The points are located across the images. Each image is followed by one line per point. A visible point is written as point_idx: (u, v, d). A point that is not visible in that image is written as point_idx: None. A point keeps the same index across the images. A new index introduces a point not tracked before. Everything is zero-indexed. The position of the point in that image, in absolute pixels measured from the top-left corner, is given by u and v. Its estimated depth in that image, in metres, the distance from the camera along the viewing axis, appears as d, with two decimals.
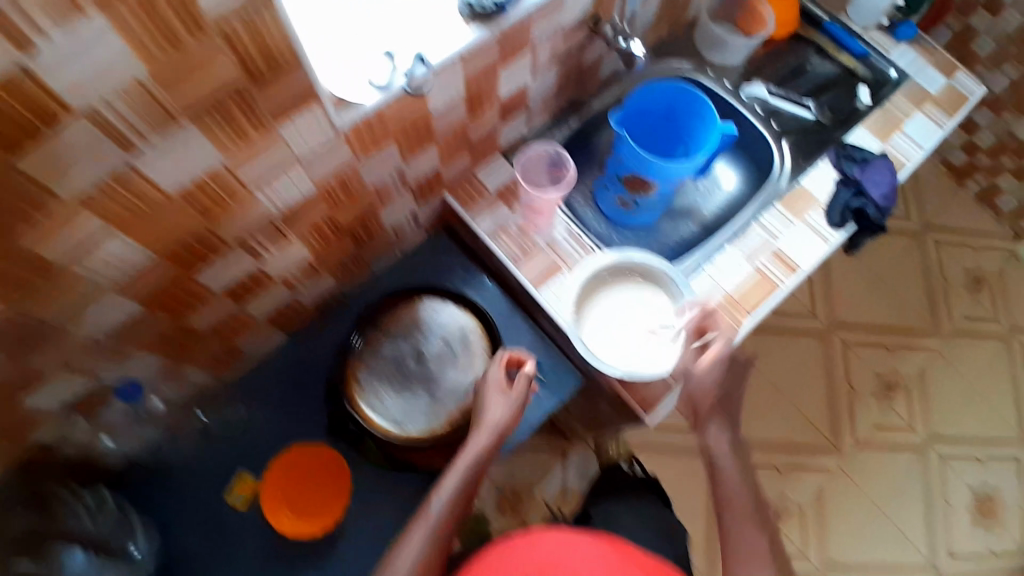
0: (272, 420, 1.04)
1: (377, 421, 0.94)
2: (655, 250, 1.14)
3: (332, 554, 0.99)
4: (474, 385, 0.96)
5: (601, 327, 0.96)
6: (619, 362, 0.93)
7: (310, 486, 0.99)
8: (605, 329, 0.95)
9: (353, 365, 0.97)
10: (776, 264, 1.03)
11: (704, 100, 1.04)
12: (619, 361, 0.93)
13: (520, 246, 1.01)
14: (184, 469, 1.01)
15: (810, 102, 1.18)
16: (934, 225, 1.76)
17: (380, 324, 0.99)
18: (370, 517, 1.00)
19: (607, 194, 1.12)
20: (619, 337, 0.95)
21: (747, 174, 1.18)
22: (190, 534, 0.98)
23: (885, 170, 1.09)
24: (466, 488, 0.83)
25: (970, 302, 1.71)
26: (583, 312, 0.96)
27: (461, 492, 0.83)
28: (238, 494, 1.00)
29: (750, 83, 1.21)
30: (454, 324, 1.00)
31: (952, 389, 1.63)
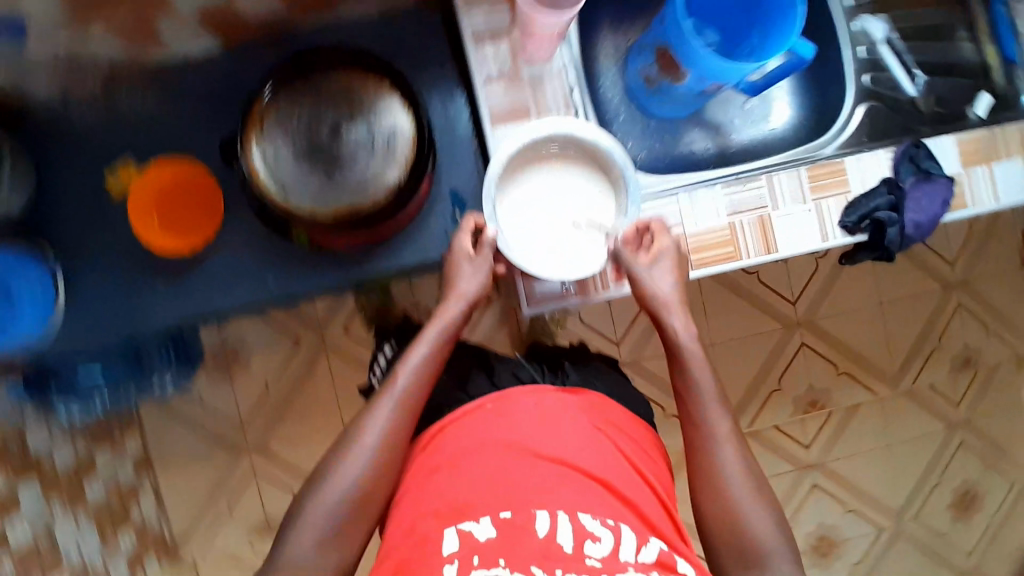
0: (199, 119, 0.96)
1: (260, 177, 0.88)
2: (656, 151, 1.03)
3: (180, 280, 0.93)
4: (378, 189, 0.88)
5: (523, 202, 0.86)
6: (529, 245, 0.85)
7: (187, 205, 0.93)
8: (526, 206, 0.86)
9: (259, 108, 0.89)
10: (753, 231, 0.89)
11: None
12: (528, 246, 0.85)
13: (503, 65, 0.88)
14: (82, 132, 0.94)
15: (917, 76, 1.00)
16: (969, 286, 1.65)
17: (310, 80, 0.91)
18: (231, 266, 0.94)
19: (637, 61, 0.98)
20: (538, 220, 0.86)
21: (803, 119, 1.05)
22: (65, 195, 0.94)
23: (938, 198, 0.91)
24: (436, 359, 0.85)
25: (945, 377, 1.66)
26: (510, 176, 0.86)
27: (429, 364, 0.84)
28: (115, 179, 0.94)
29: (873, 16, 1.02)
30: (386, 117, 0.90)
31: (869, 437, 1.64)
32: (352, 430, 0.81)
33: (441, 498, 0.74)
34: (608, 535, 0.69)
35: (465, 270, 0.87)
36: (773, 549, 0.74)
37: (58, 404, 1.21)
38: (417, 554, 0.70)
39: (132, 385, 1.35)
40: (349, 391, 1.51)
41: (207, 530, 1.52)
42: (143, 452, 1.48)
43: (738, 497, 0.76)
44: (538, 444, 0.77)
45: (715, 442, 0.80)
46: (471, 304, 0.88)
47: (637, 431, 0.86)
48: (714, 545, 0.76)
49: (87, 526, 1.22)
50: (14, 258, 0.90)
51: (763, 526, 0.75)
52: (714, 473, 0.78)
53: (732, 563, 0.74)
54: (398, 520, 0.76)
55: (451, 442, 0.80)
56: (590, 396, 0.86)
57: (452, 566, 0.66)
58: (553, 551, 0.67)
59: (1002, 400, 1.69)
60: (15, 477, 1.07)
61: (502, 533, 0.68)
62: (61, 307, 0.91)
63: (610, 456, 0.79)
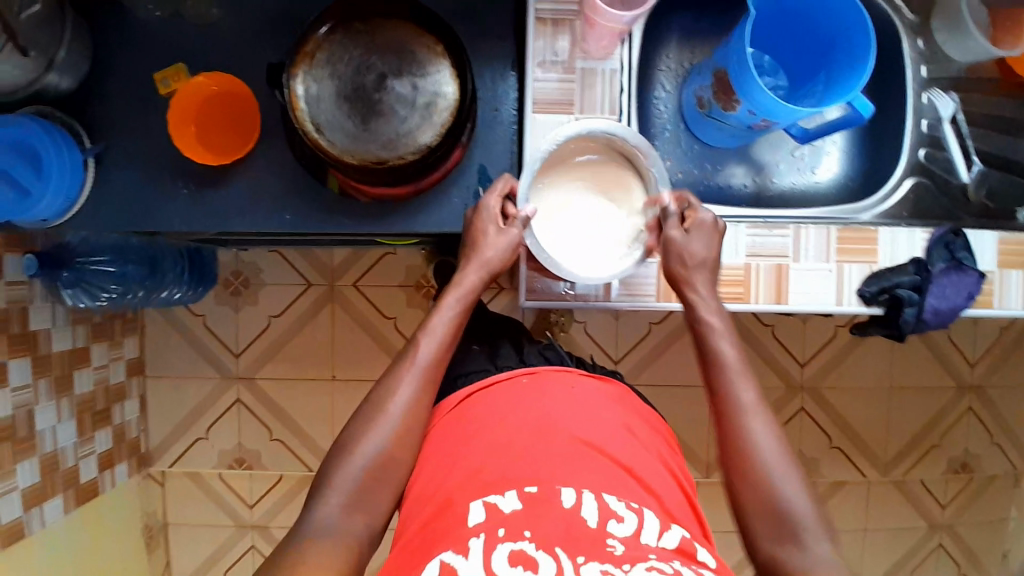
0: (257, 40, 0.96)
1: (299, 110, 0.89)
2: (692, 175, 1.01)
3: (206, 191, 0.96)
4: (411, 149, 0.90)
5: (561, 189, 0.89)
6: (549, 228, 0.88)
7: (226, 123, 0.96)
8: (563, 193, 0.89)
9: (312, 41, 0.90)
10: (767, 278, 0.88)
11: (869, 34, 0.81)
12: (549, 229, 0.88)
13: (561, 53, 0.90)
14: (143, 25, 0.95)
15: (976, 165, 0.95)
16: (983, 391, 1.60)
17: (367, 25, 0.91)
18: (255, 188, 0.96)
19: (694, 82, 0.97)
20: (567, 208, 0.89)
21: (849, 180, 1.01)
22: (113, 82, 0.96)
23: (965, 288, 0.89)
24: (458, 325, 0.81)
25: (938, 477, 1.61)
26: (556, 161, 0.89)
27: (452, 329, 0.80)
28: (165, 80, 0.94)
29: (943, 92, 0.97)
30: (432, 79, 0.91)
31: (846, 515, 1.60)
32: (372, 399, 0.76)
33: (470, 469, 0.69)
34: (633, 517, 0.64)
35: (488, 230, 0.84)
36: (811, 528, 0.65)
37: (65, 292, 1.25)
38: (441, 522, 0.65)
39: (141, 291, 1.34)
40: (344, 344, 1.53)
41: (182, 444, 1.56)
42: (138, 356, 1.53)
43: (776, 486, 0.67)
44: (560, 421, 0.73)
45: (744, 420, 0.71)
46: (490, 271, 0.83)
47: (657, 424, 0.83)
48: (751, 528, 0.67)
49: (67, 417, 1.31)
50: (58, 133, 0.90)
51: (800, 503, 0.66)
52: (746, 465, 0.69)
53: (768, 542, 0.66)
54: (421, 491, 0.72)
55: (475, 411, 0.77)
56: (615, 386, 0.83)
57: (476, 540, 0.61)
58: (577, 528, 0.62)
59: (991, 513, 1.64)
60: (9, 353, 1.16)
61: (527, 506, 0.64)
62: (85, 190, 0.95)
63: (636, 446, 0.74)
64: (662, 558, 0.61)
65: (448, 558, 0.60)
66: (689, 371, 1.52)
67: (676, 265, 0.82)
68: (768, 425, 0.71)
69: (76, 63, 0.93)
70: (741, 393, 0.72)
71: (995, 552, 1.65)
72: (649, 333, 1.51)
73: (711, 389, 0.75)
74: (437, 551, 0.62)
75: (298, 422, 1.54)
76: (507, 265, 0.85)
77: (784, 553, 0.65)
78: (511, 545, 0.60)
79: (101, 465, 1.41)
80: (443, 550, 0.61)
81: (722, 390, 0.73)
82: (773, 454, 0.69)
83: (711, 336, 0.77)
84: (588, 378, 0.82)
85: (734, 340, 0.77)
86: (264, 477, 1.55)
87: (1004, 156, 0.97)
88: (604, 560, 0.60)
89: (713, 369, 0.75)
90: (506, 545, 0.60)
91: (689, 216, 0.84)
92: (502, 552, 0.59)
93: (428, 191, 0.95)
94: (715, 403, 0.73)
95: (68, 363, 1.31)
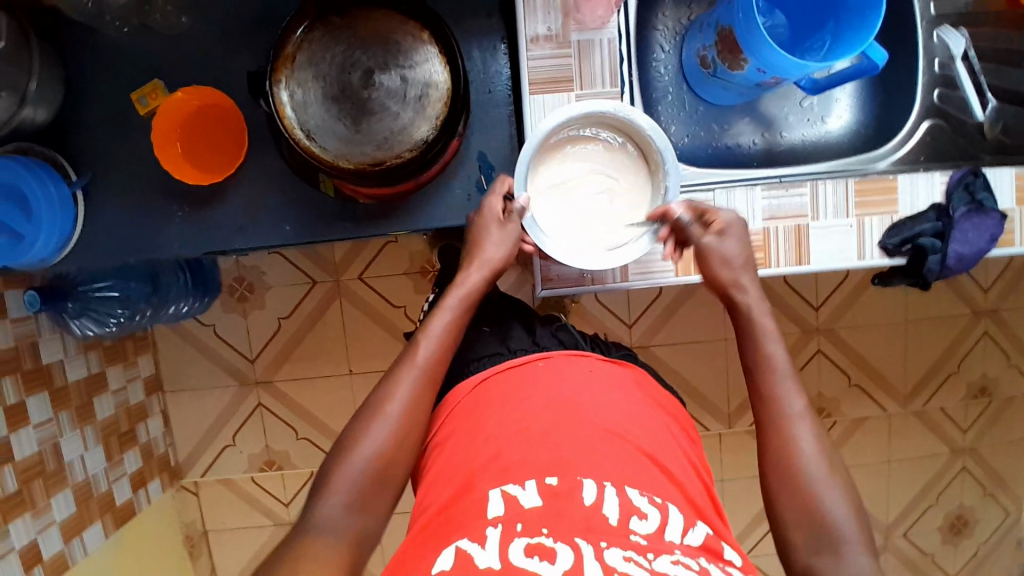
0: (232, 45, 0.92)
1: (287, 117, 0.87)
2: (700, 138, 1.00)
3: (201, 210, 0.93)
4: (408, 147, 0.88)
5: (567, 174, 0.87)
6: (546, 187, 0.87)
7: (209, 138, 0.92)
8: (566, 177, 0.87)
9: (291, 41, 0.87)
10: (787, 240, 0.88)
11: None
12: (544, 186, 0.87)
13: (554, 26, 0.85)
14: (110, 44, 0.92)
15: (990, 100, 0.93)
16: (998, 316, 1.59)
17: (347, 19, 0.88)
18: (250, 202, 0.93)
19: (695, 41, 0.95)
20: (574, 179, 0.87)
21: (860, 128, 1.01)
22: (90, 107, 0.92)
23: (985, 232, 0.89)
24: (458, 326, 0.79)
25: (957, 403, 1.62)
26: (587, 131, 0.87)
27: (451, 330, 0.78)
28: (143, 98, 0.92)
29: (953, 28, 0.95)
30: (422, 70, 0.89)
31: (870, 449, 1.62)
32: (372, 399, 0.74)
33: (490, 454, 0.68)
34: (656, 513, 0.62)
35: (491, 228, 0.83)
36: (854, 541, 0.64)
37: (73, 323, 1.23)
38: (457, 508, 0.65)
39: (149, 310, 1.32)
40: (355, 337, 1.52)
41: (209, 454, 1.56)
42: (154, 373, 1.52)
43: (818, 494, 0.66)
44: (587, 410, 0.71)
45: (789, 426, 0.70)
46: (492, 270, 0.82)
47: (674, 408, 0.81)
48: (786, 535, 0.66)
49: (93, 443, 1.31)
50: (41, 169, 0.87)
51: (841, 514, 0.65)
52: (790, 466, 0.68)
53: (805, 551, 0.65)
54: (436, 475, 0.71)
55: (492, 396, 0.75)
56: (632, 371, 0.81)
57: (494, 529, 0.59)
58: (597, 523, 0.60)
59: (1011, 433, 1.65)
60: (26, 390, 1.15)
61: (547, 502, 0.62)
62: (79, 224, 0.92)
63: (661, 434, 0.73)
64: (686, 554, 0.59)
65: (464, 545, 0.59)
66: (704, 326, 1.50)
67: (720, 270, 0.81)
68: (816, 434, 0.70)
69: (49, 93, 0.89)
70: (789, 400, 0.72)
71: (1017, 470, 1.67)
72: (661, 294, 1.49)
73: (756, 391, 0.74)
74: (454, 537, 0.61)
75: (319, 418, 1.54)
76: (510, 259, 0.83)
77: (819, 563, 0.63)
78: (529, 539, 0.58)
79: (134, 484, 1.42)
80: (460, 537, 0.60)
81: (770, 394, 0.73)
82: (817, 463, 0.68)
83: (760, 340, 0.76)
84: (604, 364, 0.80)
85: (782, 345, 0.76)
86: (295, 475, 1.56)
87: (1021, 89, 0.95)
88: (626, 548, 0.58)
89: (760, 373, 0.74)
90: (523, 539, 0.58)
91: (713, 217, 0.83)
92: (519, 544, 0.57)
93: (430, 185, 0.92)
94: (761, 408, 0.73)
95: (86, 391, 1.30)
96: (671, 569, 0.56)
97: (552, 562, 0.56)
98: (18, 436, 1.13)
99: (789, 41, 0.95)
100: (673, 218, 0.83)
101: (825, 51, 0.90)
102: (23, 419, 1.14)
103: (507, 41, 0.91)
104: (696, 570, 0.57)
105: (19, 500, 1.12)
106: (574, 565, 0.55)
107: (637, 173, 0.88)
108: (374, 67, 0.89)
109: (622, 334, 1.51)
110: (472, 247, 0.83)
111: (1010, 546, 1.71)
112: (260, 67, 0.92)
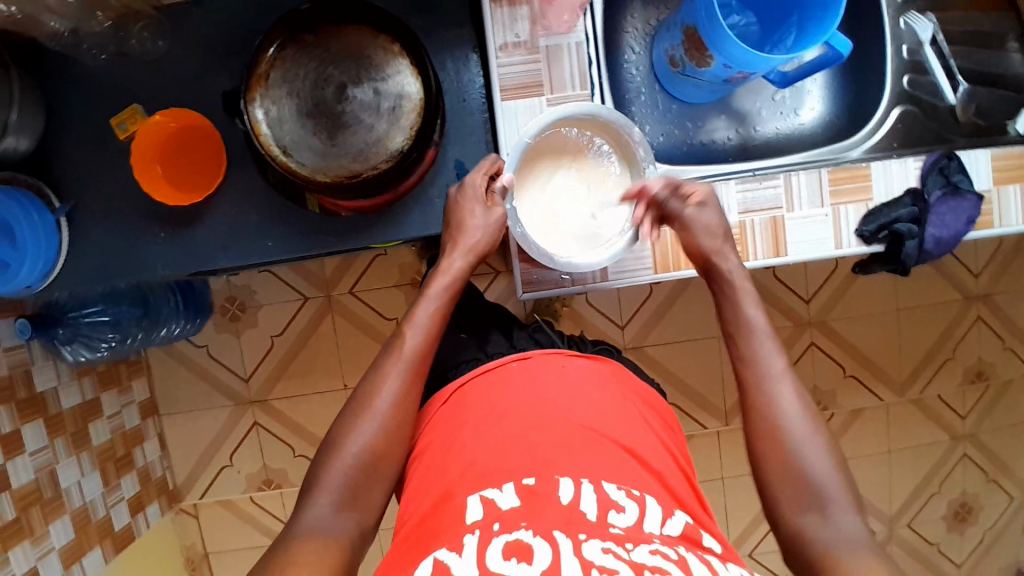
0: (208, 66, 0.93)
1: (263, 134, 0.88)
2: (675, 135, 1.02)
3: (184, 230, 0.94)
4: (383, 158, 0.89)
5: (548, 177, 0.89)
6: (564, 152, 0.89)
7: (191, 159, 0.94)
8: (550, 179, 0.89)
9: (264, 60, 0.88)
10: (764, 233, 0.89)
11: None
12: (569, 146, 0.89)
13: (522, 33, 0.86)
14: (88, 70, 0.93)
15: (960, 84, 0.95)
16: (990, 300, 1.60)
17: (317, 34, 0.89)
18: (233, 220, 0.94)
19: (664, 42, 0.96)
20: (587, 178, 0.90)
21: (833, 119, 1.03)
22: (70, 133, 0.93)
23: (963, 215, 0.89)
24: (443, 315, 0.80)
25: (954, 389, 1.62)
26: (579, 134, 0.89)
27: (436, 320, 0.79)
28: (123, 123, 0.92)
29: (920, 15, 0.96)
30: (394, 82, 0.90)
31: (870, 440, 1.62)
32: (359, 394, 0.75)
33: (468, 462, 0.68)
34: (634, 506, 0.63)
35: (475, 211, 0.83)
36: (837, 499, 0.65)
37: (65, 349, 1.23)
38: (437, 517, 0.65)
39: (140, 333, 1.34)
40: (349, 351, 1.52)
41: (208, 474, 1.56)
42: (149, 396, 1.52)
43: (801, 454, 0.68)
44: (562, 409, 0.72)
45: (770, 385, 0.72)
46: (477, 254, 0.83)
47: (654, 400, 0.83)
48: (772, 494, 0.68)
49: (90, 468, 1.30)
50: (23, 198, 0.88)
51: (824, 471, 0.67)
52: (772, 427, 0.69)
53: (790, 510, 0.66)
54: (416, 486, 0.71)
55: (469, 402, 0.76)
56: (610, 364, 0.83)
57: (472, 536, 0.60)
58: (575, 517, 0.61)
59: (1011, 417, 1.65)
60: (20, 418, 1.15)
61: (526, 501, 0.63)
62: (64, 248, 0.93)
63: (639, 429, 0.74)
64: (664, 544, 0.61)
65: (442, 555, 0.59)
66: (696, 324, 1.51)
67: (704, 238, 0.82)
68: (795, 391, 0.71)
69: (29, 121, 0.90)
70: (770, 360, 0.73)
71: (1019, 454, 1.66)
72: (652, 294, 1.50)
73: (737, 353, 0.76)
74: (433, 546, 0.61)
75: (316, 435, 1.54)
76: (494, 244, 0.85)
77: (803, 522, 0.65)
78: (507, 538, 0.58)
79: (133, 508, 1.41)
80: (438, 546, 0.60)
81: (749, 355, 0.74)
82: (798, 422, 0.69)
83: (739, 303, 0.78)
84: (580, 359, 0.81)
85: (762, 308, 0.77)
86: (295, 493, 1.56)
87: (994, 72, 0.96)
88: (605, 539, 0.59)
89: (738, 337, 0.76)
90: (501, 539, 0.58)
91: (689, 190, 0.84)
92: (498, 545, 0.58)
93: (409, 196, 0.93)
94: (743, 368, 0.74)
95: (81, 417, 1.30)
96: (649, 560, 0.57)
97: (530, 562, 0.56)
98: (14, 464, 1.13)
99: (759, 37, 0.97)
100: (650, 194, 0.86)
101: (792, 43, 0.91)
102: (18, 447, 1.14)
103: (478, 50, 0.93)
104: (674, 560, 0.58)
105: (18, 528, 1.12)
106: (551, 564, 0.56)
107: (610, 164, 0.91)
108: (346, 81, 0.90)
109: (614, 336, 1.51)
110: (454, 232, 0.84)
111: (1016, 530, 1.71)
112: (236, 86, 0.93)
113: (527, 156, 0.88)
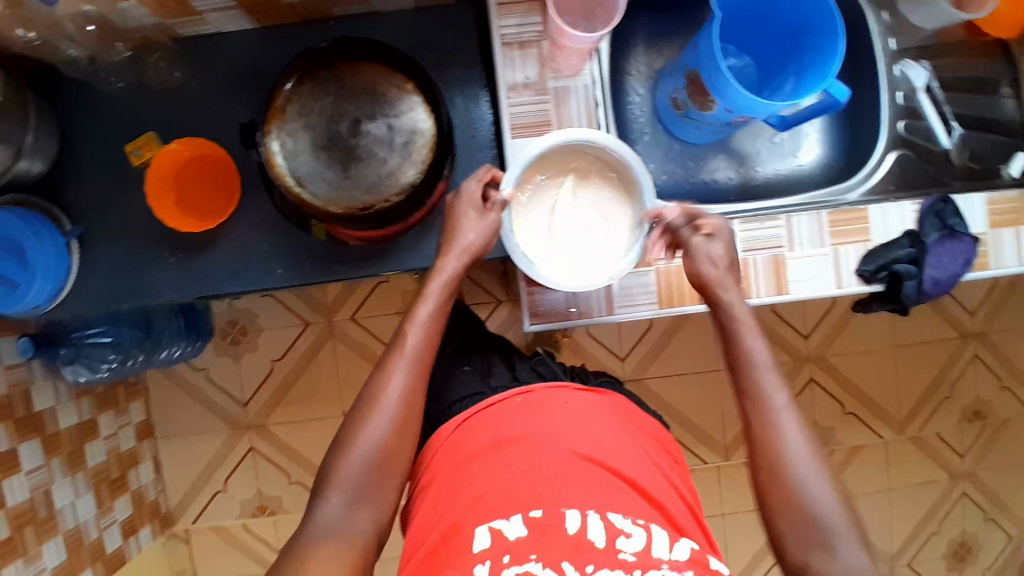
0: (224, 99, 0.96)
1: (277, 166, 0.90)
2: (678, 174, 1.04)
3: (195, 256, 0.96)
4: (395, 191, 0.91)
5: (554, 192, 0.88)
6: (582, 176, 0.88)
7: (205, 188, 0.96)
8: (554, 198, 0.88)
9: (281, 95, 0.91)
10: (766, 271, 0.90)
11: (837, 29, 0.83)
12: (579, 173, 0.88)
13: (532, 75, 0.89)
14: (105, 99, 0.95)
15: (954, 129, 0.99)
16: (986, 338, 1.61)
17: (334, 70, 0.92)
18: (241, 247, 0.95)
19: (667, 84, 0.99)
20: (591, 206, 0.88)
21: (831, 162, 1.06)
22: (87, 159, 0.95)
23: (960, 255, 0.91)
24: (442, 315, 0.79)
25: (953, 427, 1.62)
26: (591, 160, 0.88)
27: (437, 320, 0.79)
28: (138, 150, 0.94)
29: (915, 63, 1.00)
30: (407, 117, 0.92)
31: (870, 476, 1.61)
32: (364, 396, 0.74)
33: (474, 496, 0.68)
34: (641, 533, 0.64)
35: (469, 215, 0.83)
36: (842, 533, 0.67)
37: (65, 369, 1.24)
38: (445, 548, 0.65)
39: (141, 355, 1.34)
40: (348, 378, 1.52)
41: (201, 499, 1.54)
42: (146, 419, 1.51)
43: (807, 489, 0.69)
44: (564, 439, 0.73)
45: (772, 416, 0.73)
46: (472, 255, 0.82)
47: (654, 430, 0.83)
48: (781, 532, 0.69)
49: (85, 490, 1.28)
50: (36, 219, 0.89)
51: (829, 506, 0.68)
52: (777, 458, 0.71)
53: (798, 548, 0.68)
54: (422, 520, 0.71)
55: (471, 436, 0.76)
56: (613, 398, 0.83)
57: (482, 567, 0.61)
58: (584, 545, 0.62)
59: (1010, 455, 1.65)
60: (18, 436, 1.14)
61: (533, 533, 0.63)
62: (73, 270, 0.94)
63: (641, 459, 0.74)
64: (673, 568, 0.62)
65: None
66: (696, 356, 1.52)
67: (705, 267, 0.81)
68: (801, 422, 0.73)
69: (44, 145, 0.92)
70: (772, 393, 0.74)
71: (1018, 494, 1.66)
72: (651, 327, 1.51)
73: (740, 387, 0.76)
74: None
75: (314, 462, 1.53)
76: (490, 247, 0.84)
77: (811, 557, 0.67)
78: (517, 568, 0.60)
79: (125, 532, 1.39)
80: None
81: (754, 389, 0.75)
82: (802, 456, 0.70)
83: (739, 335, 0.78)
84: (581, 391, 0.81)
85: (764, 339, 0.78)
86: (288, 521, 1.54)
87: (984, 117, 1.01)
88: (613, 567, 0.60)
89: (741, 369, 0.76)
90: (511, 570, 0.60)
91: (703, 221, 0.83)
92: None
93: (417, 228, 0.95)
94: (748, 402, 0.75)
95: (78, 438, 1.28)
96: None
97: None
98: (10, 483, 1.11)
99: (758, 82, 1.00)
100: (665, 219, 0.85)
101: (790, 89, 0.95)
102: (15, 466, 1.12)
103: (488, 89, 0.96)
104: None
105: (12, 547, 1.10)
106: None
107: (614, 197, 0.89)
108: (361, 116, 0.93)
109: (615, 367, 1.51)
110: (450, 234, 0.83)
111: (1016, 570, 1.69)
112: (251, 118, 0.95)
113: (543, 164, 0.88)
